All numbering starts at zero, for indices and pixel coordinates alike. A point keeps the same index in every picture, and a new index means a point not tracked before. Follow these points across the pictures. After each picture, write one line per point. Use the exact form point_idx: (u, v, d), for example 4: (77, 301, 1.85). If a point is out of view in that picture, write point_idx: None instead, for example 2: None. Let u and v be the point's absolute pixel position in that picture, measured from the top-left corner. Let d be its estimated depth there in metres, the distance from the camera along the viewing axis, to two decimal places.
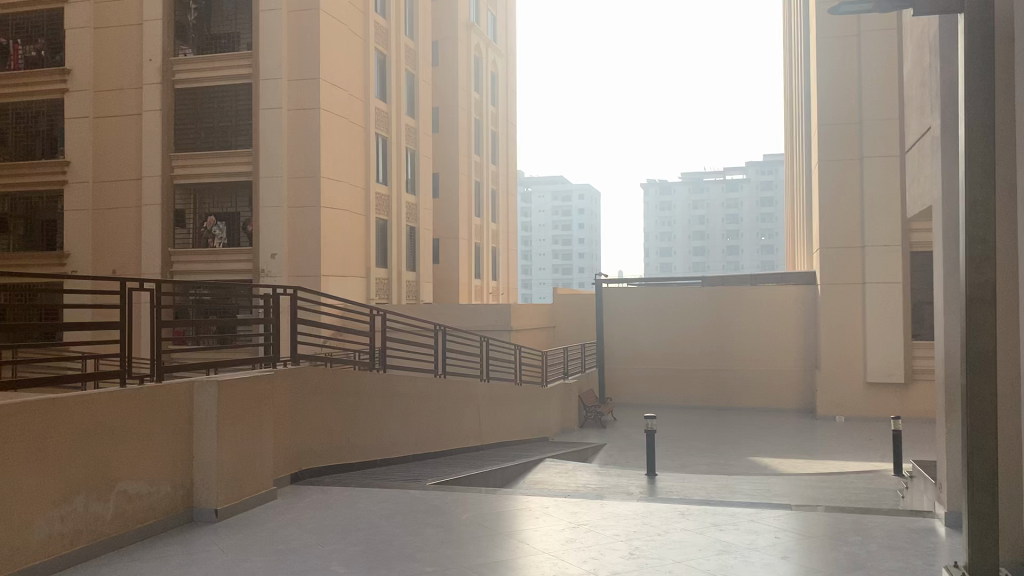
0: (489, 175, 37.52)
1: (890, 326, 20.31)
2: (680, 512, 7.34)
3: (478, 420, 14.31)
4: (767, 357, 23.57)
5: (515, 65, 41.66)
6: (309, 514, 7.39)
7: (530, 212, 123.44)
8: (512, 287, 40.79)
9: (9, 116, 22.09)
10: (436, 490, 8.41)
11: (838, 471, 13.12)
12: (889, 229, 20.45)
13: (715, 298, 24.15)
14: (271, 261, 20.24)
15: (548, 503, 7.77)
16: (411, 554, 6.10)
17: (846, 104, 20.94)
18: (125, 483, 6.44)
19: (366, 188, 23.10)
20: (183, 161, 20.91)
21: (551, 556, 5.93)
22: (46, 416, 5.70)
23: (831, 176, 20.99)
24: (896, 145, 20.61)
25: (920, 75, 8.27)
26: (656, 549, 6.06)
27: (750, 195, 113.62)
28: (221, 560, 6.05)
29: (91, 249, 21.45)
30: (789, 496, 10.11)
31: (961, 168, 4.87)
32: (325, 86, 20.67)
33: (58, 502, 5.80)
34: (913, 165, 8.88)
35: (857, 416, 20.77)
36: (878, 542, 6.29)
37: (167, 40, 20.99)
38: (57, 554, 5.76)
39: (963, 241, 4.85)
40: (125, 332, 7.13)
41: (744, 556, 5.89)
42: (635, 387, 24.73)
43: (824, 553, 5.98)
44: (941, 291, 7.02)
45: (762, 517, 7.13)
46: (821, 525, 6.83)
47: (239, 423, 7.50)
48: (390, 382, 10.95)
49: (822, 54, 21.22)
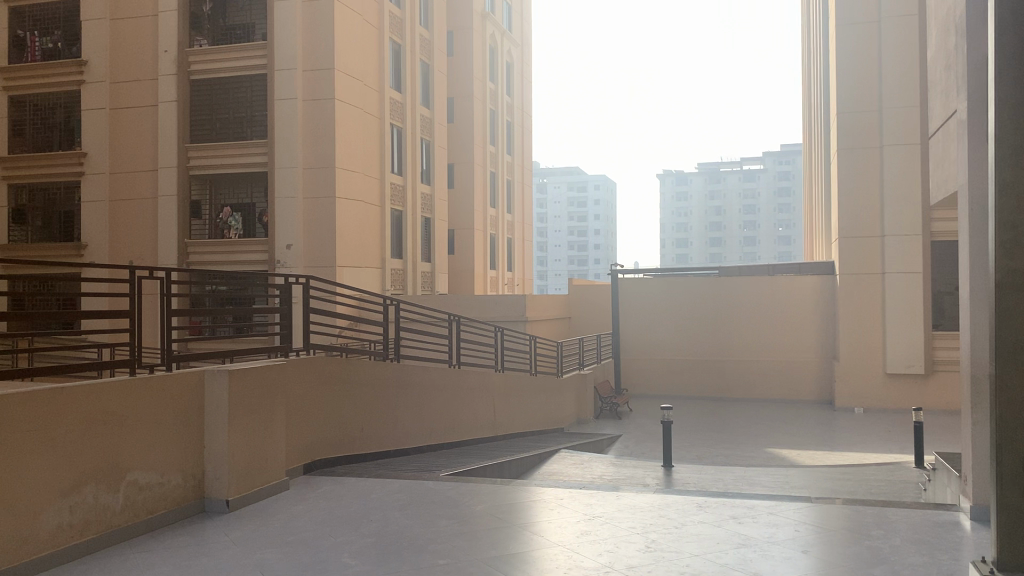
0: (504, 165, 37.35)
1: (912, 317, 20.05)
2: (697, 504, 7.22)
3: (493, 410, 14.22)
4: (784, 348, 23.37)
5: (530, 56, 41.44)
6: (322, 505, 7.31)
7: (545, 204, 123.25)
8: (528, 279, 40.68)
9: (26, 109, 22.22)
10: (449, 481, 8.32)
11: (858, 464, 12.95)
12: (910, 219, 20.13)
13: (730, 288, 23.96)
14: (287, 252, 20.26)
15: (563, 495, 7.65)
16: (423, 546, 6.00)
17: (866, 92, 20.64)
18: (136, 473, 6.38)
19: (381, 179, 23.02)
20: (199, 152, 20.87)
21: (566, 549, 5.82)
22: (53, 405, 5.62)
23: (851, 165, 20.74)
24: (918, 133, 20.24)
25: (946, 60, 8.06)
26: (673, 542, 5.92)
27: (768, 185, 112.84)
28: (232, 552, 5.96)
29: (108, 240, 21.46)
30: (808, 489, 9.98)
31: (991, 149, 4.63)
32: (340, 76, 20.52)
33: (67, 493, 5.73)
34: (937, 152, 8.67)
35: (876, 408, 20.51)
36: (902, 536, 6.14)
37: (181, 32, 20.95)
38: (65, 545, 5.70)
39: (993, 225, 4.60)
40: (136, 321, 7.03)
41: (764, 550, 5.75)
42: (652, 377, 24.62)
43: (846, 548, 5.83)
44: (968, 281, 6.86)
45: (783, 510, 6.99)
46: (842, 518, 6.70)
47: (251, 413, 7.42)
48: (403, 372, 10.84)
49: (842, 42, 20.90)
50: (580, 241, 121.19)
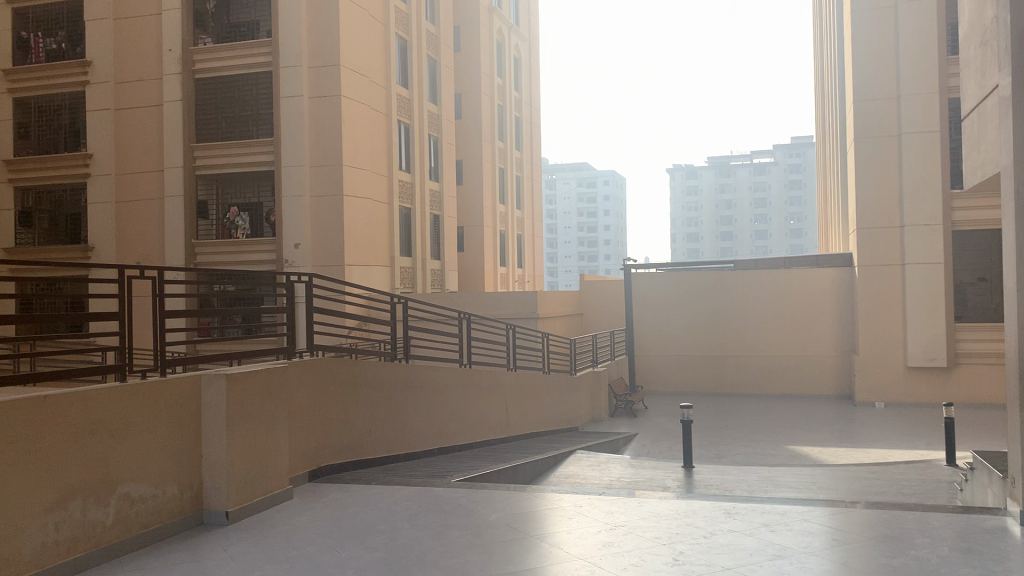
0: (513, 162, 36.94)
1: (933, 310, 19.57)
2: (725, 510, 6.80)
3: (505, 410, 13.86)
4: (801, 341, 22.92)
5: (539, 51, 40.96)
6: (327, 515, 6.94)
7: (555, 201, 122.72)
8: (538, 275, 40.29)
9: (31, 111, 21.99)
10: (463, 487, 7.94)
11: (887, 462, 12.49)
12: (931, 207, 19.61)
13: (745, 281, 23.49)
14: (295, 251, 19.82)
15: (581, 501, 7.25)
16: (434, 562, 5.59)
17: (883, 79, 20.14)
18: (127, 485, 5.99)
19: (389, 176, 22.64)
20: (205, 151, 20.53)
21: (587, 563, 5.41)
22: (34, 414, 5.25)
23: (868, 154, 20.25)
24: (938, 119, 19.63)
25: (982, 34, 7.61)
26: (702, 554, 5.52)
27: (779, 179, 111.64)
28: (231, 569, 5.60)
29: (114, 242, 21.13)
30: (835, 490, 9.49)
31: None
32: (346, 72, 20.12)
33: (52, 509, 5.35)
34: (973, 132, 8.18)
35: (899, 403, 20.00)
36: (948, 544, 5.71)
37: (186, 30, 20.58)
38: (52, 563, 5.32)
39: None
40: (126, 324, 6.61)
41: (800, 562, 5.34)
42: (666, 374, 24.18)
43: (888, 559, 5.40)
44: (1012, 271, 6.43)
45: (815, 516, 6.57)
46: (878, 525, 6.28)
47: (251, 420, 7.05)
48: (413, 371, 10.47)
49: (858, 28, 20.35)
50: (590, 237, 120.68)
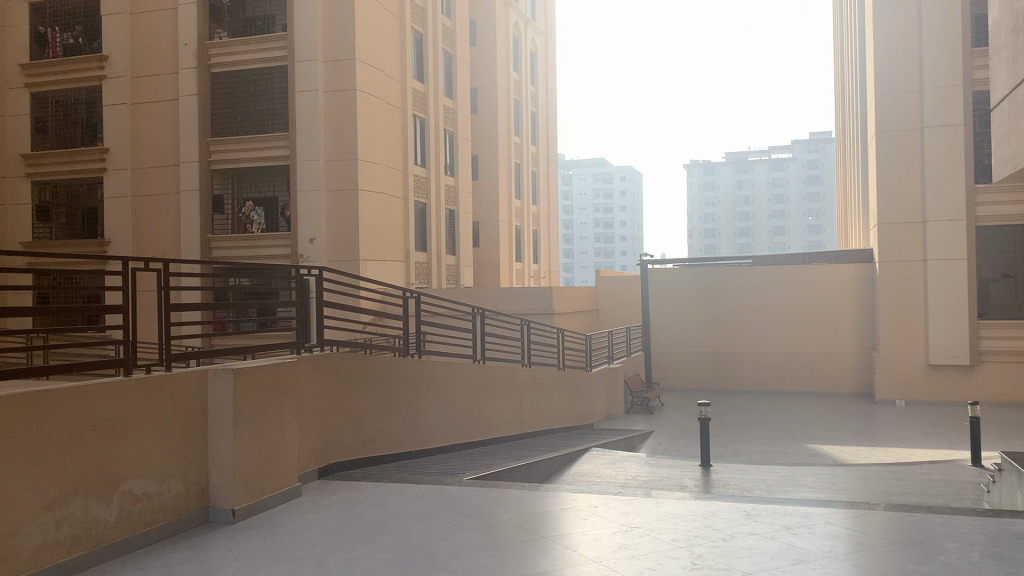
0: (530, 157, 36.68)
1: (956, 309, 19.24)
2: (745, 512, 6.60)
3: (520, 406, 13.69)
4: (820, 339, 22.62)
5: (555, 45, 40.65)
6: (336, 514, 6.79)
7: (571, 196, 122.35)
8: (554, 270, 40.11)
9: (49, 105, 21.93)
10: (475, 486, 7.76)
11: (910, 461, 12.21)
12: (954, 203, 19.26)
13: (762, 277, 23.21)
14: (310, 246, 19.73)
15: (596, 501, 7.06)
16: (443, 563, 5.42)
17: (905, 73, 19.76)
18: (131, 483, 5.86)
19: (404, 171, 22.46)
20: (221, 145, 20.45)
21: (603, 566, 5.23)
22: (33, 410, 5.11)
23: (889, 149, 19.89)
24: (962, 113, 19.25)
25: (1013, 21, 7.34)
26: (722, 558, 5.32)
27: (798, 174, 110.80)
28: (235, 569, 5.46)
29: (131, 236, 21.15)
30: (857, 492, 9.23)
31: None
32: (361, 67, 19.95)
33: (52, 506, 5.20)
34: (1005, 121, 7.87)
35: (920, 402, 19.68)
36: (979, 550, 5.48)
37: (201, 24, 20.53)
38: (52, 562, 5.18)
39: None
40: (129, 317, 6.46)
41: (824, 566, 5.13)
42: (683, 371, 23.91)
43: (913, 564, 5.18)
44: None
45: (837, 519, 6.36)
46: (903, 529, 6.05)
47: (259, 416, 6.91)
48: (424, 366, 10.28)
49: (880, 20, 19.99)
50: (607, 233, 120.26)
